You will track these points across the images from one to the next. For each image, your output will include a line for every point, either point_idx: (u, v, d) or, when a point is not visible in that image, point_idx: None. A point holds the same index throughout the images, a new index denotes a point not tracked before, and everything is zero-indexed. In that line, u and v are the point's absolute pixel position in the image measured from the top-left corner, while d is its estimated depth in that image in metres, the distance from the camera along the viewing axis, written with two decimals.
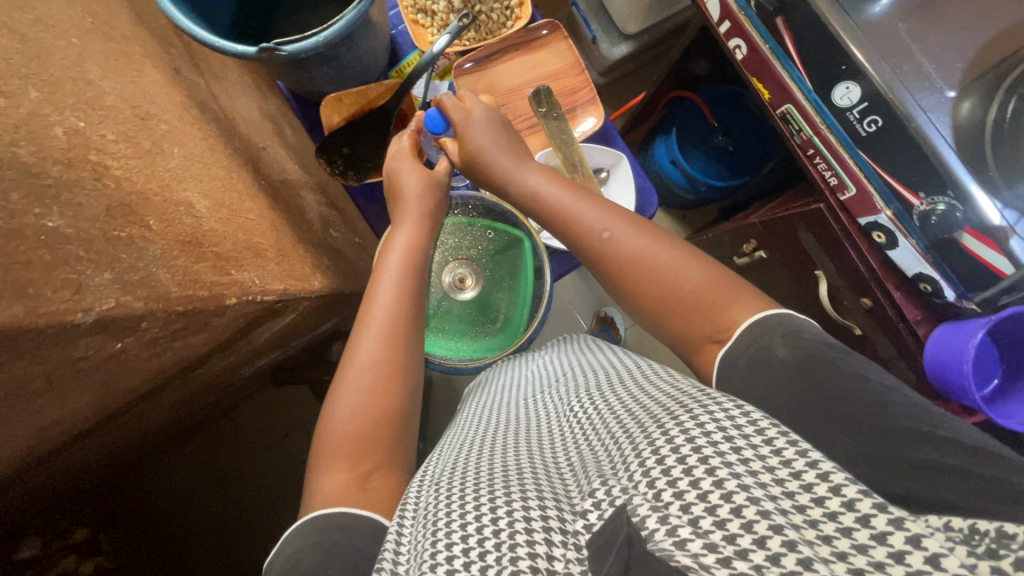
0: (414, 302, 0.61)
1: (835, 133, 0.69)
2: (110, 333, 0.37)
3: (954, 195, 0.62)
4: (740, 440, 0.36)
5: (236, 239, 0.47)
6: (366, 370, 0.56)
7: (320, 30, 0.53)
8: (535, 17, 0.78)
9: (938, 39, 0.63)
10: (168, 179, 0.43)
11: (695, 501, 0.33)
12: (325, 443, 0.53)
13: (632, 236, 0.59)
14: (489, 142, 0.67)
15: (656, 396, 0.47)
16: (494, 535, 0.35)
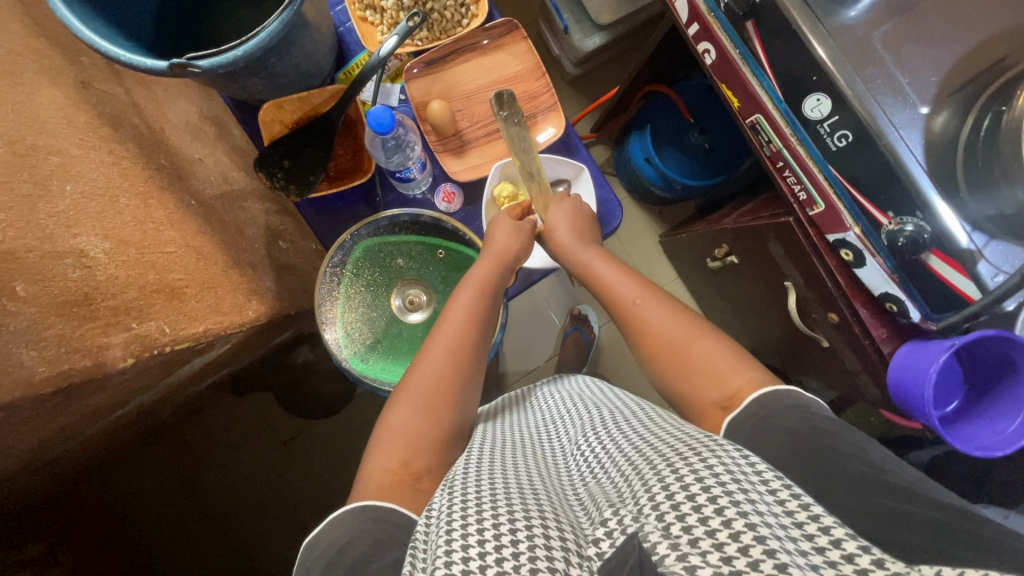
0: (480, 333, 0.60)
1: (806, 147, 0.65)
2: None
3: (922, 216, 0.60)
4: (746, 483, 0.37)
5: (145, 282, 0.46)
6: (428, 382, 0.55)
7: (242, 40, 0.47)
8: (494, 14, 0.73)
9: (914, 52, 0.59)
10: (51, 228, 0.40)
11: (702, 536, 0.34)
12: (379, 445, 0.53)
13: (658, 310, 0.60)
14: (566, 227, 0.67)
15: (668, 432, 0.47)
16: (512, 549, 0.36)
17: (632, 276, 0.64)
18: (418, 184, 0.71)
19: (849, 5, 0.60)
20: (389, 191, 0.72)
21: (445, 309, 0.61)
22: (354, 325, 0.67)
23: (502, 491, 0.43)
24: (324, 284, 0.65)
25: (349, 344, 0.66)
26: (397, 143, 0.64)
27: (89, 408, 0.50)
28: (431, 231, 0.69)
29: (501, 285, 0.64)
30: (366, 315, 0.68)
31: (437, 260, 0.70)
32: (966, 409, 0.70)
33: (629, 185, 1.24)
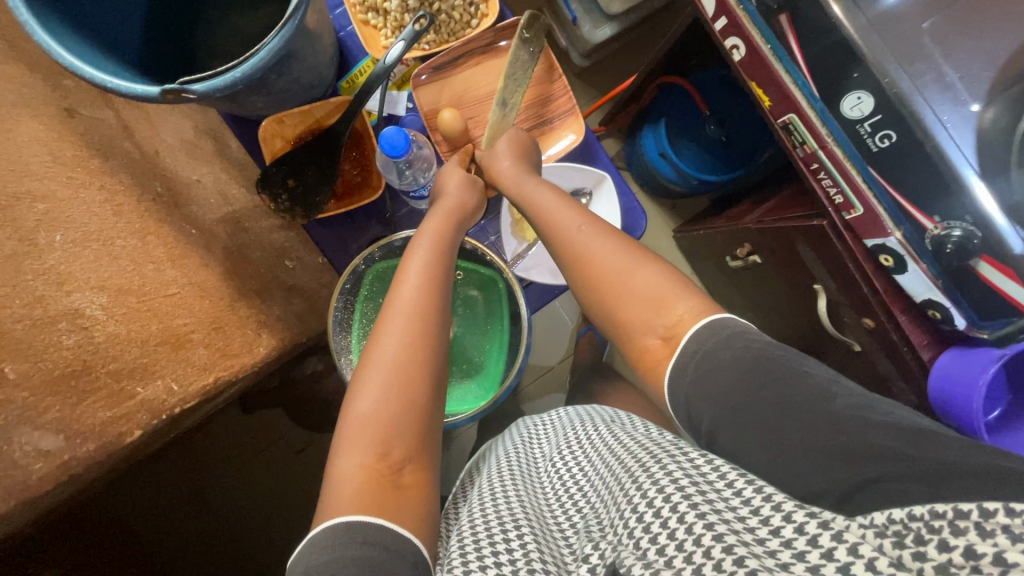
0: (440, 296, 0.55)
1: (843, 147, 0.62)
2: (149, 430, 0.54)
3: (971, 221, 0.56)
4: (705, 488, 0.40)
5: (150, 336, 0.54)
6: (391, 354, 0.51)
7: (240, 59, 0.43)
8: (504, 12, 0.68)
9: (963, 45, 0.55)
10: (41, 290, 0.48)
11: (675, 554, 0.36)
12: (345, 437, 0.48)
13: (600, 241, 0.56)
14: (509, 159, 0.63)
15: (639, 443, 0.49)
16: None
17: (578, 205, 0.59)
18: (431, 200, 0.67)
19: None
20: (399, 208, 0.68)
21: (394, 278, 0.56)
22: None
23: (492, 532, 0.44)
24: (337, 312, 0.61)
25: None
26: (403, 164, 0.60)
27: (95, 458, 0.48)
28: None
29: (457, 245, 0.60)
30: None
31: None
32: (1010, 412, 0.68)
33: (642, 180, 1.20)
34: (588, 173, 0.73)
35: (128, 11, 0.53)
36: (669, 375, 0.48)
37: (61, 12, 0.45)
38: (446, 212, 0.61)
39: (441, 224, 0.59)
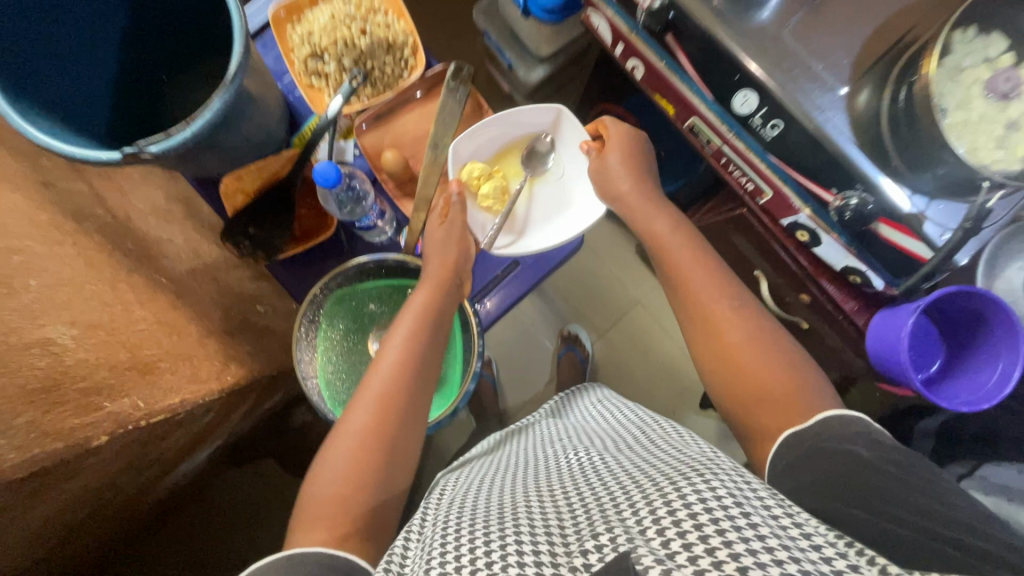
0: (415, 372, 0.57)
1: (742, 140, 0.69)
2: (134, 452, 0.50)
3: (863, 188, 0.62)
4: (748, 508, 0.37)
5: (119, 360, 0.45)
6: (384, 385, 0.56)
7: (187, 123, 0.50)
8: (432, 63, 0.77)
9: (821, 40, 0.62)
10: (18, 318, 0.37)
11: (708, 565, 0.32)
12: (303, 512, 0.49)
13: (723, 299, 0.60)
14: (619, 159, 0.72)
15: (664, 455, 0.47)
16: (483, 557, 0.36)
17: (704, 267, 0.63)
18: (381, 231, 0.72)
19: (762, 5, 0.63)
20: (355, 241, 0.74)
21: (395, 318, 0.62)
22: (336, 375, 0.66)
23: (471, 514, 0.42)
24: (300, 338, 0.63)
25: (332, 394, 0.65)
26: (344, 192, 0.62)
27: (79, 498, 0.49)
28: (398, 274, 0.68)
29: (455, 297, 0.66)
30: (345, 366, 0.66)
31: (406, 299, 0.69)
32: (950, 364, 0.73)
33: None
34: (546, 111, 0.76)
35: (98, 93, 0.60)
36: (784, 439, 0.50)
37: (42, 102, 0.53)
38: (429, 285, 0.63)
39: (427, 295, 0.62)
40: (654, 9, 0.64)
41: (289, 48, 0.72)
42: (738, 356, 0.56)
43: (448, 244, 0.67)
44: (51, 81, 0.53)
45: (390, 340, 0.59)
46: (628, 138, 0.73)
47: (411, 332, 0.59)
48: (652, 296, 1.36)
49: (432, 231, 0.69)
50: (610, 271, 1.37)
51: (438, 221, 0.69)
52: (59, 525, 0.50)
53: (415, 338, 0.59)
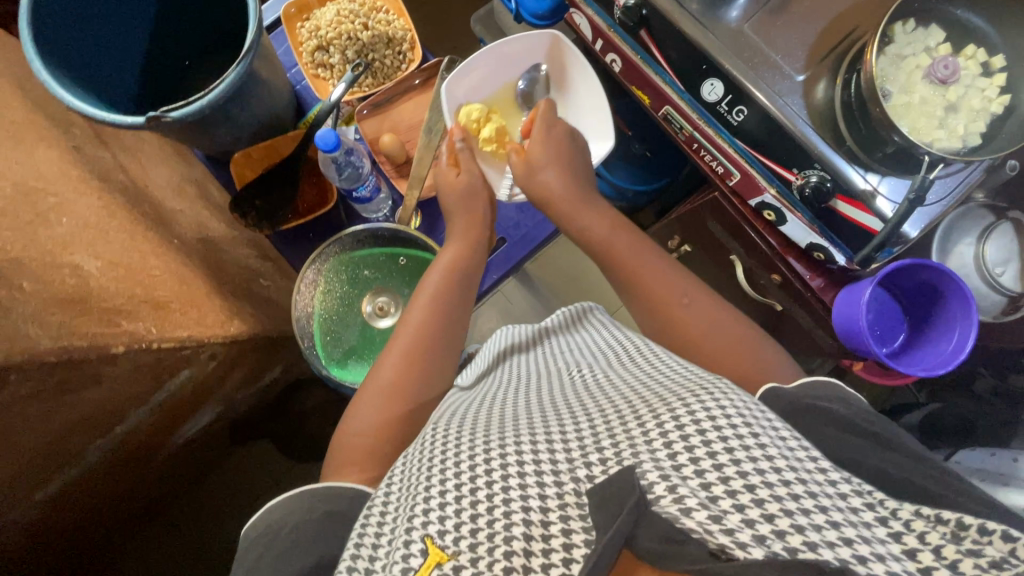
0: (443, 321, 0.61)
1: (711, 125, 0.76)
2: (138, 383, 0.54)
3: (823, 167, 0.67)
4: (758, 429, 0.37)
5: (132, 294, 0.50)
6: (410, 334, 0.60)
7: (204, 91, 0.56)
8: (428, 57, 0.84)
9: (782, 32, 0.68)
10: (49, 246, 0.44)
11: (714, 480, 0.33)
12: (337, 457, 0.54)
13: (696, 306, 0.61)
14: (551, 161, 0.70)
15: (668, 376, 0.47)
16: (484, 488, 0.38)
17: (651, 258, 0.65)
18: (377, 207, 0.77)
19: (730, 6, 0.69)
20: (353, 215, 0.80)
21: (426, 271, 0.67)
22: (331, 327, 0.71)
23: (473, 434, 0.45)
24: (302, 285, 0.67)
25: (326, 348, 0.69)
26: (348, 158, 0.67)
27: (89, 428, 0.53)
28: (389, 242, 0.72)
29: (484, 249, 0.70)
30: (339, 326, 0.72)
31: (398, 265, 0.73)
32: (913, 338, 0.78)
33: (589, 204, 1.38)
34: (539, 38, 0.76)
35: (125, 73, 0.66)
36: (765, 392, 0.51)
37: (74, 76, 0.59)
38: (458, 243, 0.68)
39: (456, 252, 0.67)
40: (629, 6, 0.71)
41: (298, 42, 0.79)
42: (700, 341, 0.59)
43: (472, 198, 0.70)
44: (84, 57, 0.60)
45: (422, 293, 0.63)
46: (562, 125, 0.73)
47: (440, 290, 0.63)
48: None
49: (450, 184, 0.70)
50: (600, 269, 1.42)
51: (454, 173, 0.70)
52: (72, 450, 0.55)
53: (444, 289, 0.64)
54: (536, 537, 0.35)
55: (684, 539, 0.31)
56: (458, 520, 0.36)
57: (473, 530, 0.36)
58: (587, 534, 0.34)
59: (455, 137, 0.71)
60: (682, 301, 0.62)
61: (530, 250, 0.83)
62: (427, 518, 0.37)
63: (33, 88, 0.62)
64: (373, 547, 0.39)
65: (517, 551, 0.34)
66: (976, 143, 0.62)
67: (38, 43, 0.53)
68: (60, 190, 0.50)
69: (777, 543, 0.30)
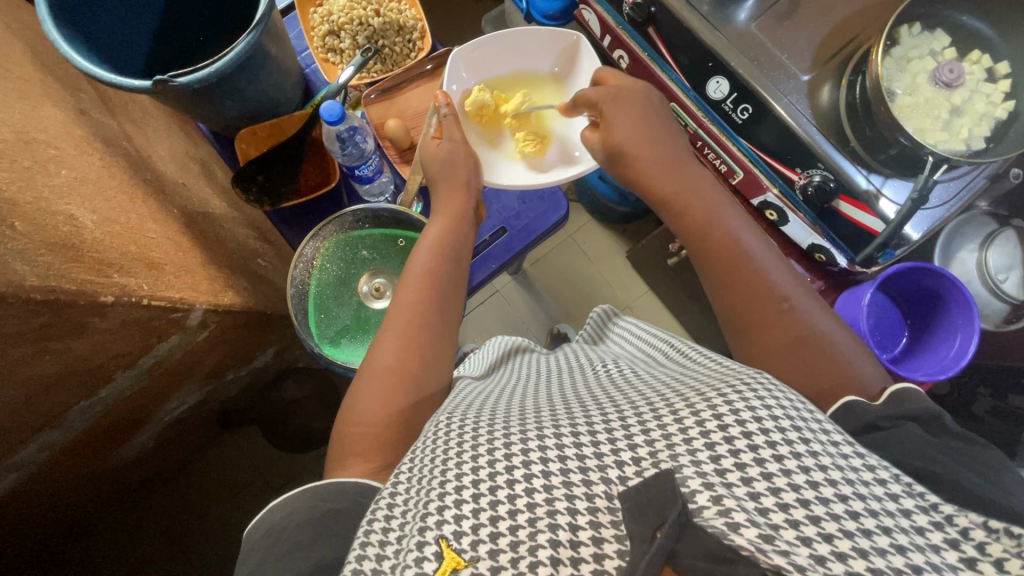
0: (440, 300, 0.62)
1: (716, 124, 0.76)
2: (125, 343, 0.53)
3: (825, 167, 0.67)
4: (808, 434, 0.36)
5: (127, 251, 0.50)
6: (402, 316, 0.60)
7: (214, 59, 0.56)
8: (437, 47, 0.85)
9: (789, 33, 0.68)
10: (45, 193, 0.44)
11: (765, 492, 0.33)
12: (340, 443, 0.54)
13: (809, 305, 0.57)
14: (628, 126, 0.68)
15: (699, 372, 0.47)
16: (509, 486, 0.37)
17: (750, 226, 0.64)
18: (380, 190, 0.77)
19: (739, 7, 0.69)
20: (355, 199, 0.79)
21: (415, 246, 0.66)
22: (327, 305, 0.70)
23: (492, 424, 0.44)
24: (301, 260, 0.67)
25: (321, 326, 0.69)
26: (351, 134, 0.67)
27: (69, 387, 0.52)
28: (391, 224, 0.72)
29: (471, 222, 0.70)
30: (333, 304, 0.71)
31: (398, 248, 0.73)
32: (915, 344, 0.78)
33: (594, 209, 1.39)
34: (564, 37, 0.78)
35: (137, 43, 0.66)
36: (846, 404, 0.48)
37: (85, 39, 0.59)
38: (457, 217, 0.68)
39: (445, 225, 0.67)
40: (638, 2, 0.72)
41: (311, 27, 0.81)
42: (805, 346, 0.54)
43: (453, 166, 0.70)
44: (97, 23, 0.60)
45: (409, 274, 0.63)
46: (638, 94, 0.70)
47: (429, 272, 0.62)
48: (641, 300, 1.40)
49: (432, 154, 0.70)
50: (600, 275, 1.42)
51: (436, 143, 0.70)
52: (54, 410, 0.54)
53: (433, 268, 0.64)
54: (564, 543, 0.34)
55: (732, 557, 0.31)
56: (476, 520, 0.35)
57: (494, 534, 0.35)
58: (621, 544, 0.34)
59: (440, 103, 0.71)
60: (784, 296, 0.58)
61: (532, 242, 0.83)
62: (442, 517, 0.36)
63: (43, 51, 0.62)
64: (381, 545, 0.38)
65: (544, 561, 0.33)
66: (981, 146, 0.62)
67: (51, 2, 0.54)
68: (58, 144, 0.50)
69: (838, 566, 0.30)
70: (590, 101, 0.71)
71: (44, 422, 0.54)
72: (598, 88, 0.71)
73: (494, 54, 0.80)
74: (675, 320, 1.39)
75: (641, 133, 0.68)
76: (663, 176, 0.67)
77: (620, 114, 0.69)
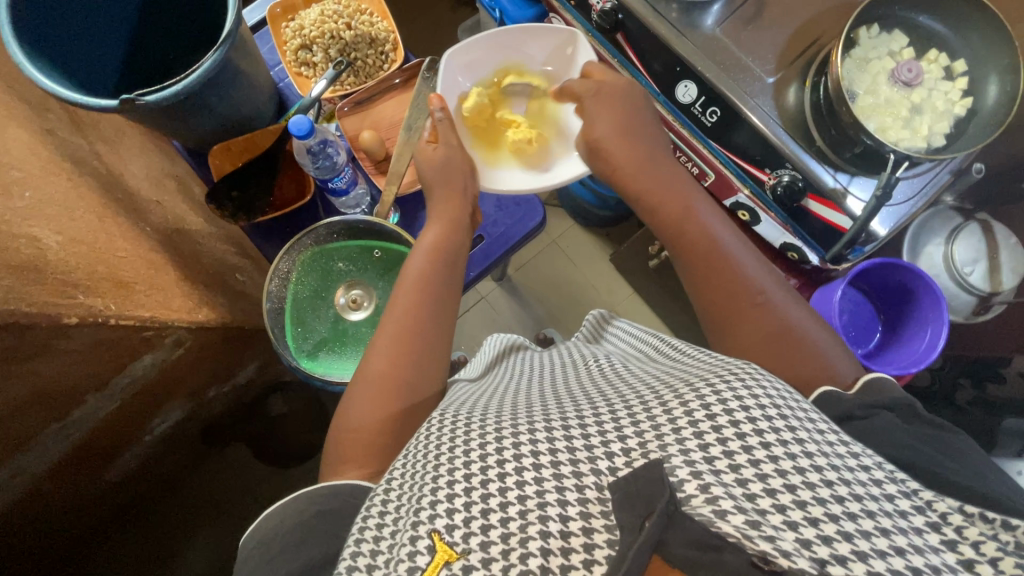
0: (436, 305, 0.62)
1: (686, 127, 0.77)
2: (98, 362, 0.53)
3: (793, 167, 0.68)
4: (795, 421, 0.37)
5: (95, 270, 0.50)
6: (397, 320, 0.60)
7: (183, 76, 0.56)
8: (410, 58, 0.86)
9: (753, 37, 0.69)
10: (7, 216, 0.44)
11: (753, 479, 0.33)
12: (332, 450, 0.54)
13: (786, 300, 0.58)
14: (612, 131, 0.70)
15: (690, 365, 0.47)
16: (500, 479, 0.37)
17: (722, 221, 0.65)
18: (356, 201, 0.77)
19: (706, 12, 0.71)
20: (332, 211, 0.80)
21: (409, 254, 0.66)
22: (302, 319, 0.70)
23: (484, 421, 0.44)
24: (276, 273, 0.67)
25: (297, 339, 0.69)
26: (323, 147, 0.67)
27: (39, 409, 0.52)
28: (366, 235, 0.72)
29: (468, 228, 0.70)
30: (309, 317, 0.70)
31: (373, 259, 0.73)
32: (889, 337, 0.79)
33: (575, 213, 1.39)
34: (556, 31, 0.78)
35: (106, 63, 0.66)
36: (822, 393, 0.49)
37: (52, 60, 0.59)
38: (452, 222, 0.69)
39: (440, 232, 0.67)
40: (606, 9, 0.73)
41: (283, 41, 0.81)
42: (781, 339, 0.55)
43: (448, 170, 0.71)
44: (64, 44, 0.60)
45: (406, 280, 0.62)
46: (623, 92, 0.71)
47: (424, 279, 0.63)
48: (627, 302, 1.41)
49: (427, 157, 0.71)
50: (585, 279, 1.42)
51: (431, 148, 0.72)
52: (31, 431, 0.54)
53: (428, 273, 0.64)
54: (553, 534, 0.34)
55: (718, 544, 0.31)
56: (467, 514, 0.36)
57: (484, 527, 0.35)
58: (610, 534, 0.34)
59: (435, 108, 0.72)
60: (761, 295, 0.58)
61: (509, 248, 0.83)
62: (435, 512, 0.36)
63: (10, 73, 0.62)
64: (375, 540, 0.39)
65: (534, 552, 0.34)
66: (941, 143, 0.63)
67: (17, 25, 0.54)
68: (20, 166, 0.49)
69: (824, 549, 0.30)
70: (575, 93, 0.74)
71: (16, 446, 0.54)
72: (583, 82, 0.74)
73: (486, 54, 0.80)
74: (660, 320, 1.39)
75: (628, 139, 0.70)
76: (647, 173, 0.69)
77: (603, 118, 0.71)
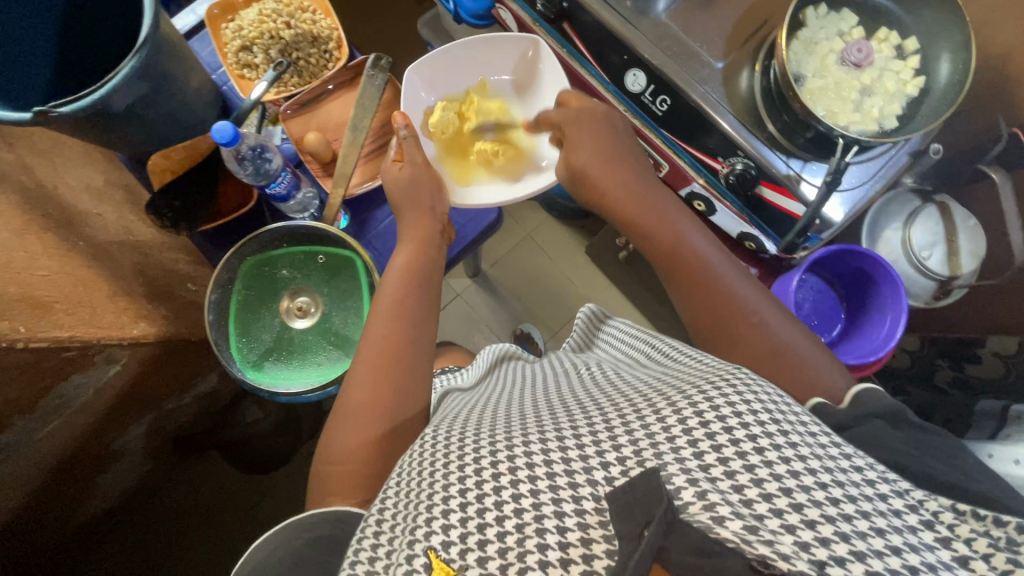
0: (415, 326, 0.59)
1: (638, 116, 0.75)
2: (22, 383, 0.55)
3: (746, 155, 0.66)
4: (785, 423, 0.35)
5: (7, 292, 0.50)
6: (375, 349, 0.57)
7: (97, 85, 0.54)
8: (356, 55, 0.84)
9: (701, 22, 0.67)
10: None
11: (749, 484, 0.32)
12: (320, 480, 0.52)
13: (775, 313, 0.56)
14: (587, 148, 0.69)
15: (680, 371, 0.45)
16: (495, 492, 0.35)
17: (706, 232, 0.63)
18: (300, 206, 0.75)
19: None
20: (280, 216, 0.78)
21: (382, 278, 0.63)
22: (247, 328, 0.68)
23: (475, 434, 0.42)
24: (216, 284, 0.66)
25: (242, 348, 0.67)
26: (258, 151, 0.66)
27: None
28: (309, 241, 0.70)
29: (439, 245, 0.69)
30: (254, 326, 0.69)
31: (318, 265, 0.71)
32: (851, 326, 0.78)
33: (548, 205, 1.38)
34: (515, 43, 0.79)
35: (31, 73, 0.65)
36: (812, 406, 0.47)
37: None
38: (426, 240, 0.67)
39: (411, 250, 0.66)
40: None
41: (223, 42, 0.78)
42: (766, 359, 0.52)
43: (416, 188, 0.70)
44: None
45: (379, 306, 0.60)
46: (602, 117, 0.70)
47: (398, 302, 0.60)
48: (605, 293, 1.40)
49: (394, 177, 0.70)
50: (561, 271, 1.41)
51: (398, 167, 0.71)
52: None
53: (403, 298, 0.61)
54: (552, 546, 0.32)
55: (715, 550, 0.29)
56: (463, 529, 0.34)
57: (482, 541, 0.33)
58: (610, 544, 0.32)
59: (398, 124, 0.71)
60: (751, 309, 0.56)
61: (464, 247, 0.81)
62: (430, 529, 0.34)
63: None
64: (371, 560, 0.36)
65: (533, 566, 0.31)
66: (893, 125, 0.62)
67: None
68: None
69: (822, 551, 0.28)
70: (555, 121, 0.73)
71: None
72: (562, 110, 0.72)
73: (448, 67, 0.80)
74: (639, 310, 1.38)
75: (599, 149, 0.68)
76: (612, 173, 0.67)
77: (583, 124, 0.70)
